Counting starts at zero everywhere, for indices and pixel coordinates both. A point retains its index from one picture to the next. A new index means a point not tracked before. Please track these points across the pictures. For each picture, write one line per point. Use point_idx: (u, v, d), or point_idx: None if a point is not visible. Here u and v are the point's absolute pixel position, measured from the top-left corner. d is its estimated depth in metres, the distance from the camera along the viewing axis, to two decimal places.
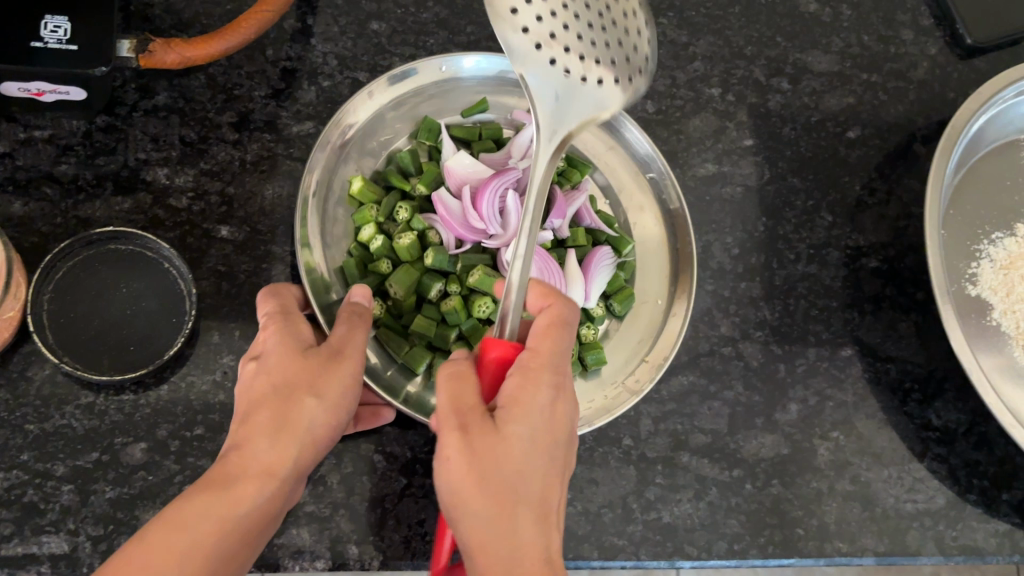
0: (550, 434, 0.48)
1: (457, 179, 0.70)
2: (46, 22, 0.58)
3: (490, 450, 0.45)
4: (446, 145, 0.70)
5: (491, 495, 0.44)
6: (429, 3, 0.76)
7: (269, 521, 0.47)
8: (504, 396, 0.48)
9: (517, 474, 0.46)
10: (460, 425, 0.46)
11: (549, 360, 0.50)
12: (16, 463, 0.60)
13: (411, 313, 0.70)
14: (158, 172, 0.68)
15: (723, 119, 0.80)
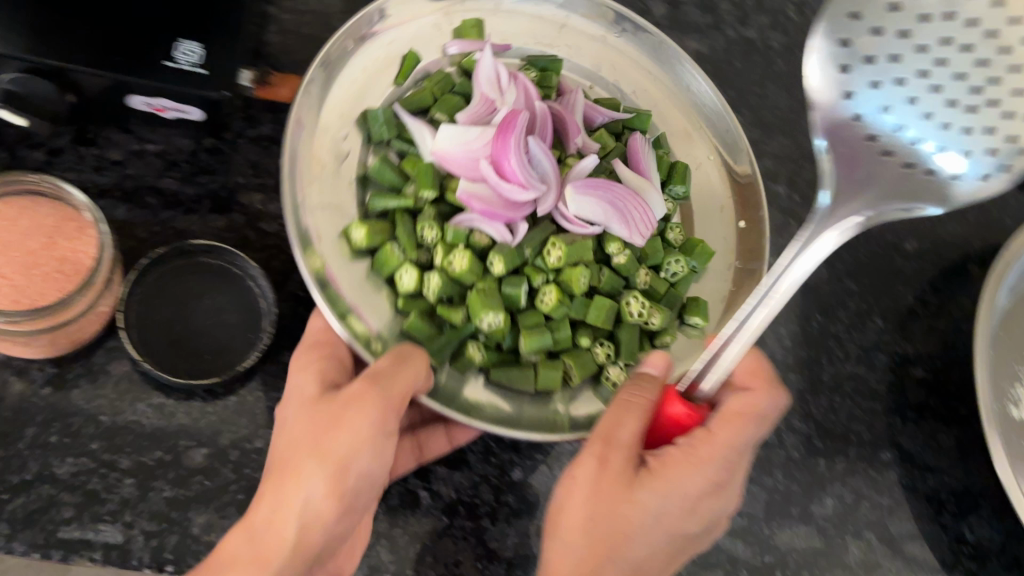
0: (682, 521, 0.54)
1: (467, 159, 0.69)
2: (181, 46, 0.63)
3: (616, 502, 0.52)
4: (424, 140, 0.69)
5: (588, 541, 0.52)
6: None
7: None
8: (668, 466, 0.53)
9: (633, 540, 0.52)
10: (625, 465, 0.53)
11: (722, 451, 0.54)
12: (85, 451, 0.62)
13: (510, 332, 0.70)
14: (253, 197, 0.72)
15: (786, 216, 0.83)
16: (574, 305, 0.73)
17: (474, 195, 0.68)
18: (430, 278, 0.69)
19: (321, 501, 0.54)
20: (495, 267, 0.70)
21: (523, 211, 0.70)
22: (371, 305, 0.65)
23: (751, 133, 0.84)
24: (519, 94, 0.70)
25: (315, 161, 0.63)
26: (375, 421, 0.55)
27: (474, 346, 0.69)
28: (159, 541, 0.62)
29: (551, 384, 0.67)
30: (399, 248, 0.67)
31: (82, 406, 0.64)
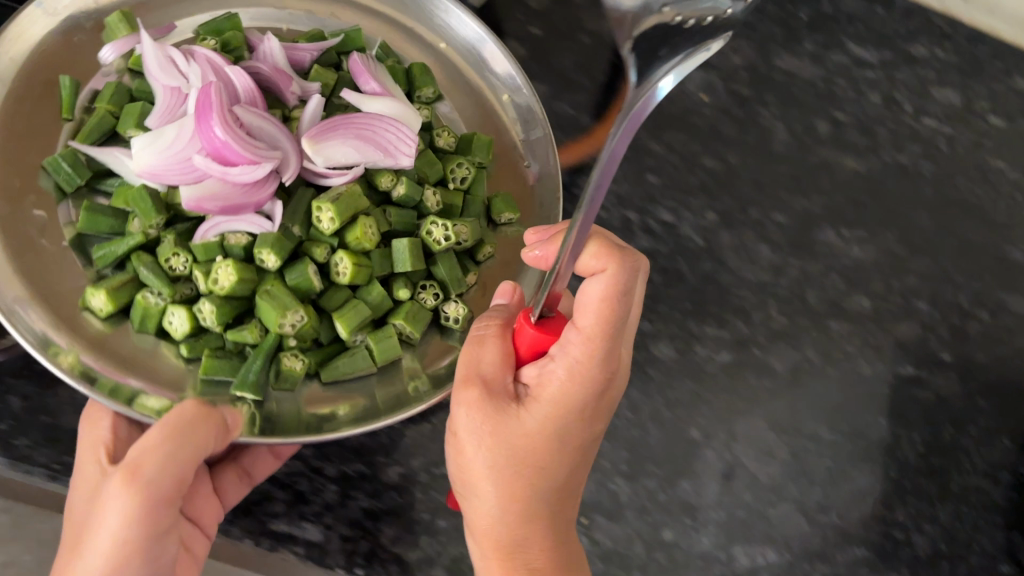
0: (583, 431, 0.57)
1: (177, 162, 0.69)
2: None
3: (502, 432, 0.55)
4: (169, 141, 0.69)
5: (506, 480, 0.55)
6: (699, 170, 0.88)
7: None
8: (549, 395, 0.54)
9: (552, 462, 0.56)
10: (478, 397, 0.55)
11: (591, 366, 0.53)
12: (297, 453, 0.69)
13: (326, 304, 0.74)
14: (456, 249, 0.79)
15: (925, 331, 0.89)
16: (377, 260, 0.75)
17: (211, 197, 0.69)
18: (204, 304, 0.69)
19: (105, 567, 0.56)
20: (268, 258, 0.71)
21: (269, 183, 0.71)
22: (133, 352, 0.65)
23: (898, 252, 0.91)
24: (200, 74, 0.71)
25: (63, 273, 0.65)
26: (120, 486, 0.55)
27: (290, 356, 0.69)
28: (354, 546, 0.67)
29: (375, 359, 0.72)
30: (158, 296, 0.69)
31: None
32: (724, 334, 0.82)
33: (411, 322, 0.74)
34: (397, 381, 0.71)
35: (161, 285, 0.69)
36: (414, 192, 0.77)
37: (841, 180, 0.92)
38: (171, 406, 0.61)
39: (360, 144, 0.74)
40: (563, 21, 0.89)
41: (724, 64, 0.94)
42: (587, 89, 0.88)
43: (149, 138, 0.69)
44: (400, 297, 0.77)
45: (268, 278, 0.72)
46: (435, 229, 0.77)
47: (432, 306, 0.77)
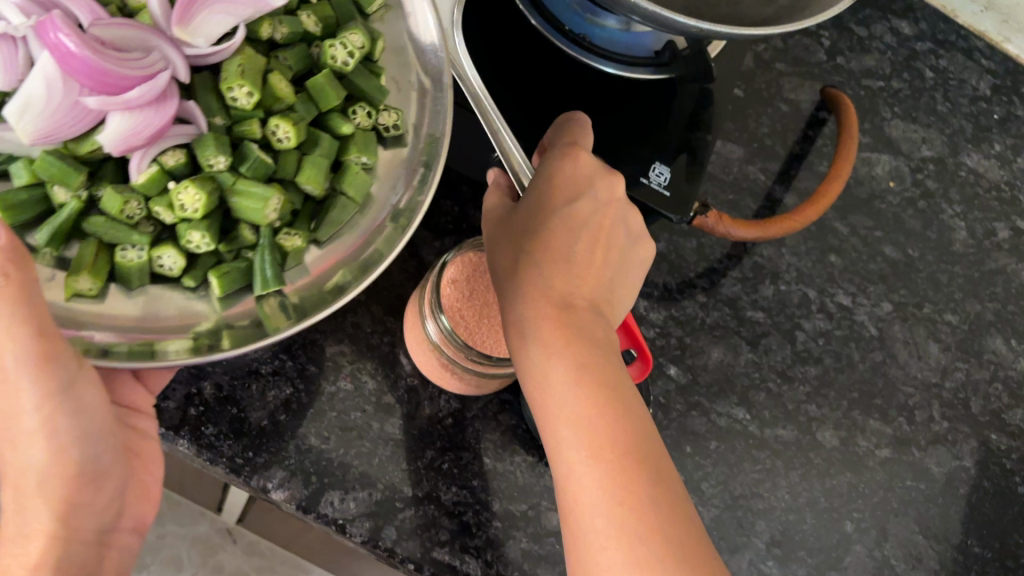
0: (590, 215, 0.59)
1: (65, 110, 0.57)
2: (654, 168, 0.72)
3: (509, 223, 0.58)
4: (54, 98, 0.56)
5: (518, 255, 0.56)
6: (880, 257, 0.87)
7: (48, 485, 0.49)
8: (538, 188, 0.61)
9: (551, 221, 0.57)
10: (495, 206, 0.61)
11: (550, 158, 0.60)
12: (467, 484, 0.67)
13: (314, 176, 0.65)
14: (640, 302, 0.78)
15: None
16: (301, 110, 0.66)
17: (135, 132, 0.58)
18: (188, 232, 0.60)
19: (47, 473, 0.49)
20: (254, 160, 0.64)
21: (171, 90, 0.60)
22: (152, 311, 0.56)
23: None
24: (19, 8, 0.56)
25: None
26: (40, 391, 0.46)
27: (289, 233, 0.63)
28: None
29: (357, 197, 0.65)
30: (136, 250, 0.60)
31: (474, 442, 0.68)
32: (887, 430, 0.81)
33: (358, 147, 0.67)
34: (346, 218, 0.64)
35: (130, 236, 0.61)
36: (293, 25, 0.66)
37: (1017, 289, 0.90)
38: (206, 340, 0.54)
39: (228, 10, 0.61)
40: (764, 84, 0.89)
41: (914, 152, 0.92)
42: (781, 158, 0.87)
43: (21, 106, 0.55)
44: (343, 131, 0.67)
45: (229, 176, 0.63)
46: (335, 52, 0.66)
47: (369, 124, 0.68)
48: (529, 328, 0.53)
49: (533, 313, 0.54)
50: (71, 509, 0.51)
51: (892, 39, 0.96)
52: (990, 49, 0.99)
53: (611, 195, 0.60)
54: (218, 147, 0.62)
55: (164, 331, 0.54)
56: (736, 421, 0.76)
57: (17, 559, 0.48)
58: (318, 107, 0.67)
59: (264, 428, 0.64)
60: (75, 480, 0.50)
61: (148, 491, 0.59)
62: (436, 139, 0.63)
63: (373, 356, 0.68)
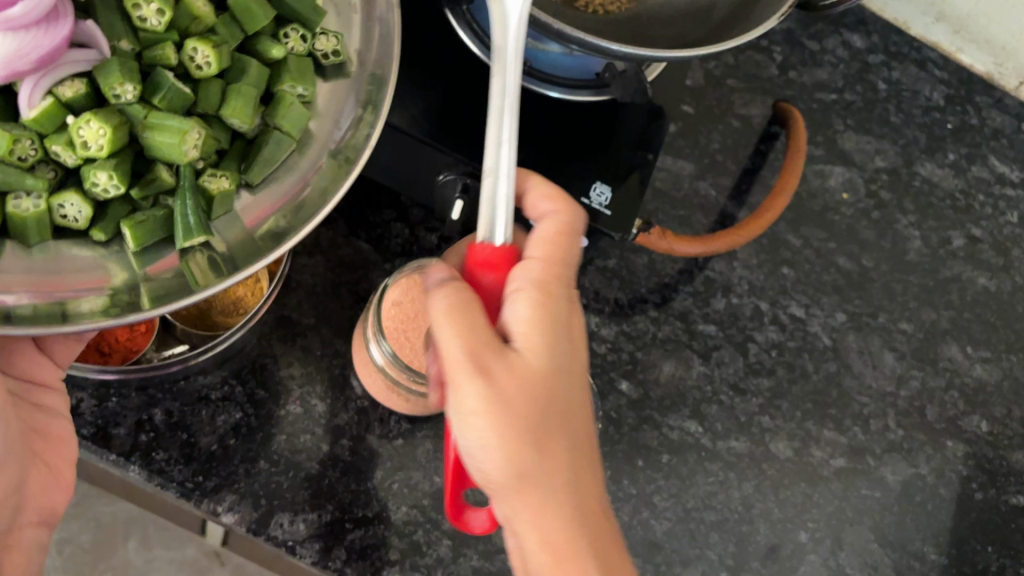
0: (582, 356, 0.52)
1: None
2: (595, 188, 0.73)
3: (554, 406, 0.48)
4: None
5: (543, 439, 0.48)
6: (833, 268, 0.88)
7: None
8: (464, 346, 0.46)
9: (580, 396, 0.51)
10: (465, 354, 0.46)
11: (556, 268, 0.51)
12: (418, 503, 0.68)
13: (237, 106, 0.63)
14: (592, 318, 0.80)
15: None
16: (224, 32, 0.63)
17: (22, 56, 0.54)
18: (93, 171, 0.59)
19: None
20: (173, 99, 0.62)
21: (64, 11, 0.56)
22: (51, 267, 0.55)
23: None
24: None
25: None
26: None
27: (212, 175, 0.62)
28: None
29: (292, 131, 0.63)
30: (33, 200, 0.58)
31: (424, 462, 0.69)
32: (841, 439, 0.81)
33: (297, 79, 0.64)
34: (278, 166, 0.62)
35: (25, 180, 0.59)
36: None
37: (972, 297, 0.90)
38: (123, 298, 0.52)
39: None
40: (715, 100, 0.90)
41: (867, 163, 0.93)
42: (733, 173, 0.88)
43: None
44: (273, 57, 0.65)
45: (141, 109, 0.61)
46: None
47: (304, 49, 0.65)
48: (577, 535, 0.49)
49: (572, 520, 0.49)
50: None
51: (845, 52, 0.98)
52: (943, 60, 1.01)
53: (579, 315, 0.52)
54: (126, 82, 0.59)
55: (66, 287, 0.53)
56: (689, 434, 0.78)
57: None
58: (246, 31, 0.65)
59: (214, 453, 0.65)
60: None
61: (51, 472, 0.61)
62: (385, 69, 0.61)
63: (322, 379, 0.70)
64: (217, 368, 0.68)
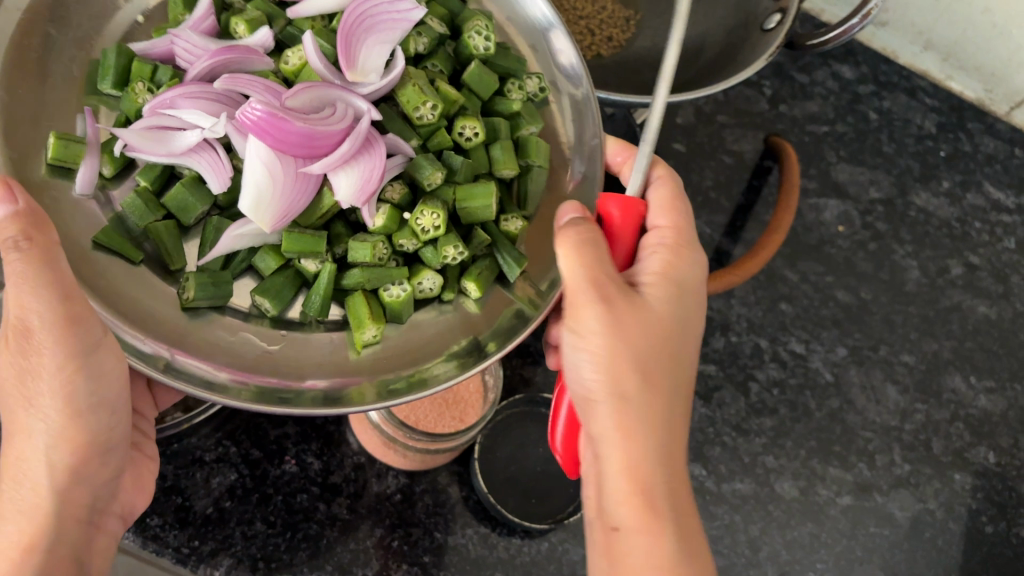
0: (688, 308, 0.52)
1: (291, 187, 0.55)
2: None
3: (632, 315, 0.48)
4: (274, 180, 0.55)
5: (644, 365, 0.48)
6: (831, 302, 0.87)
7: (64, 446, 0.48)
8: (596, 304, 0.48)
9: (676, 320, 0.51)
10: (589, 284, 0.48)
11: (683, 236, 0.55)
12: (418, 561, 0.67)
13: (506, 154, 0.63)
14: None
15: None
16: (471, 106, 0.64)
17: (366, 181, 0.57)
18: (442, 248, 0.60)
19: (55, 440, 0.48)
20: (461, 167, 0.62)
21: (372, 133, 0.58)
22: (427, 345, 0.57)
23: None
24: (204, 114, 0.56)
25: (216, 328, 0.54)
26: (63, 360, 0.45)
27: (514, 217, 0.62)
28: None
29: (546, 163, 0.64)
30: (400, 286, 0.59)
31: (422, 518, 0.68)
32: (847, 477, 0.80)
33: (527, 118, 0.64)
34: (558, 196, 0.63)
35: (392, 274, 0.59)
36: (428, 31, 0.63)
37: (973, 326, 0.89)
38: (466, 358, 0.55)
39: (380, 38, 0.60)
40: (706, 137, 0.90)
41: (862, 195, 0.93)
42: (726, 211, 0.87)
43: (252, 199, 0.54)
44: (509, 108, 0.64)
45: (449, 190, 0.61)
46: (474, 40, 0.62)
47: (523, 95, 0.64)
48: (646, 456, 0.47)
49: (645, 433, 0.47)
50: (72, 480, 0.49)
51: (835, 84, 0.98)
52: (933, 88, 1.00)
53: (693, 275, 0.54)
54: (426, 167, 0.60)
55: (419, 358, 0.56)
56: (693, 477, 0.77)
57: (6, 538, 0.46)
58: (482, 97, 0.64)
59: (209, 516, 0.64)
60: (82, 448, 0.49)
61: (142, 480, 0.57)
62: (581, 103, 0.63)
63: (317, 437, 0.69)
64: (210, 428, 0.67)
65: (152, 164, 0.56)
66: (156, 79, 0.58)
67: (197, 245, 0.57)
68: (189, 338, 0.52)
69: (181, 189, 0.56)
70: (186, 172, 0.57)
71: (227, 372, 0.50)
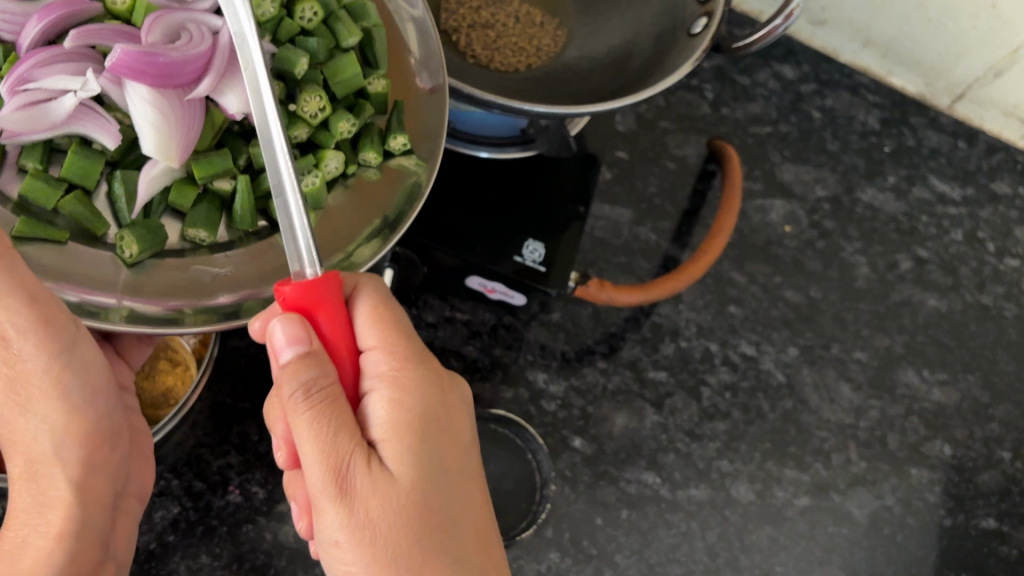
0: (419, 428, 0.45)
1: (184, 116, 0.54)
2: (528, 245, 0.71)
3: (372, 487, 0.43)
4: (165, 113, 0.53)
5: (402, 524, 0.43)
6: (781, 302, 0.87)
7: (70, 446, 0.47)
8: (380, 422, 0.44)
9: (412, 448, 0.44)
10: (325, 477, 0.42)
11: (409, 347, 0.47)
12: None
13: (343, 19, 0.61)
14: (539, 375, 0.79)
15: (1009, 482, 0.84)
16: None
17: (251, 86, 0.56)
18: (335, 126, 0.61)
19: (61, 440, 0.47)
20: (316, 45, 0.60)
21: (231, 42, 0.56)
22: (349, 221, 0.58)
23: (980, 396, 0.87)
24: (59, 76, 0.52)
25: (164, 270, 0.52)
26: (44, 356, 0.45)
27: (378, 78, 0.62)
28: None
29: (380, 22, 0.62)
30: (311, 175, 0.59)
31: None
32: (804, 478, 0.80)
33: None
34: (407, 63, 0.64)
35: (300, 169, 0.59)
36: None
37: (924, 319, 0.89)
38: (384, 225, 0.57)
39: None
40: (649, 144, 0.90)
41: (808, 195, 0.93)
42: (671, 216, 0.87)
43: (155, 140, 0.53)
44: None
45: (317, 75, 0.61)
46: None
47: None
48: None
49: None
50: (85, 469, 0.48)
51: (776, 84, 0.98)
52: (874, 84, 1.01)
53: (424, 396, 0.46)
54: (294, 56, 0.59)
55: (348, 235, 0.57)
56: (647, 486, 0.76)
57: (32, 540, 0.46)
58: None
59: (153, 551, 0.63)
60: (91, 435, 0.49)
61: (145, 456, 0.58)
62: None
63: (262, 464, 0.68)
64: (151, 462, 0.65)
65: (32, 142, 0.52)
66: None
67: (109, 207, 0.54)
68: (141, 285, 0.50)
69: (75, 155, 0.52)
70: (73, 139, 0.53)
71: (179, 304, 0.49)
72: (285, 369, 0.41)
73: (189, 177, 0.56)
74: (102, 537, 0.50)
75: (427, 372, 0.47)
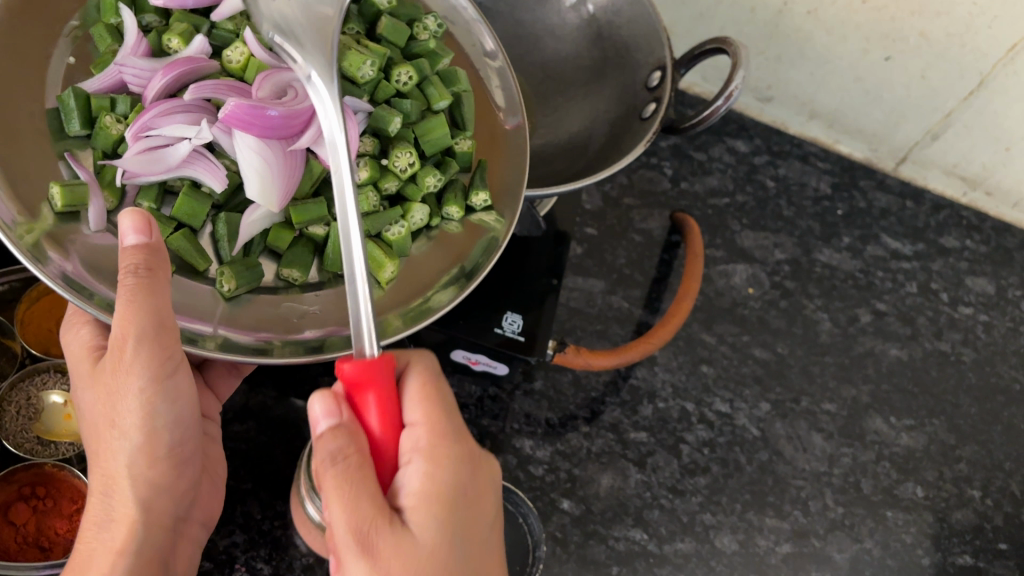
0: (448, 496, 0.49)
1: (283, 166, 0.62)
2: (507, 317, 0.76)
3: (395, 547, 0.45)
4: (270, 162, 0.61)
5: None
6: (750, 360, 0.92)
7: (146, 460, 0.54)
8: (412, 490, 0.48)
9: (438, 515, 0.48)
10: (350, 534, 0.44)
11: (448, 428, 0.51)
12: None
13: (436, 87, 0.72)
14: (526, 442, 0.83)
15: (981, 518, 0.88)
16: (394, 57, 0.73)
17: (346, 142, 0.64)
18: (423, 179, 0.70)
19: (138, 455, 0.53)
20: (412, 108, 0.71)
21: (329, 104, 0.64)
22: (431, 267, 0.66)
23: (947, 438, 0.91)
24: (178, 127, 0.60)
25: (258, 304, 0.59)
26: (144, 380, 0.51)
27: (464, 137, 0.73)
28: None
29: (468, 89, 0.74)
30: (398, 225, 0.67)
31: None
32: (784, 525, 0.83)
33: (441, 53, 0.74)
34: (490, 118, 0.75)
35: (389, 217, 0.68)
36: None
37: (886, 368, 0.94)
38: (462, 277, 0.64)
39: None
40: (616, 219, 0.96)
41: (768, 258, 0.99)
42: (640, 284, 0.93)
43: (258, 185, 0.61)
44: (417, 50, 0.73)
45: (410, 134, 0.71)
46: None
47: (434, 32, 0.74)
48: None
49: None
50: (153, 490, 0.55)
51: (731, 158, 1.05)
52: (823, 152, 1.08)
53: (455, 468, 0.50)
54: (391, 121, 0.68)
55: (431, 286, 0.64)
56: (635, 542, 0.80)
57: (104, 544, 0.52)
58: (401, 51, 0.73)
59: None
60: (162, 456, 0.55)
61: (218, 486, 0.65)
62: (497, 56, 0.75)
63: (265, 542, 0.71)
64: None
65: (149, 184, 0.60)
66: (117, 110, 0.60)
67: (211, 242, 0.61)
68: (235, 314, 0.57)
69: (187, 197, 0.59)
70: (185, 182, 0.60)
71: (267, 335, 0.56)
72: (319, 437, 0.46)
73: (285, 223, 0.64)
74: (166, 561, 0.56)
75: (460, 449, 0.51)
